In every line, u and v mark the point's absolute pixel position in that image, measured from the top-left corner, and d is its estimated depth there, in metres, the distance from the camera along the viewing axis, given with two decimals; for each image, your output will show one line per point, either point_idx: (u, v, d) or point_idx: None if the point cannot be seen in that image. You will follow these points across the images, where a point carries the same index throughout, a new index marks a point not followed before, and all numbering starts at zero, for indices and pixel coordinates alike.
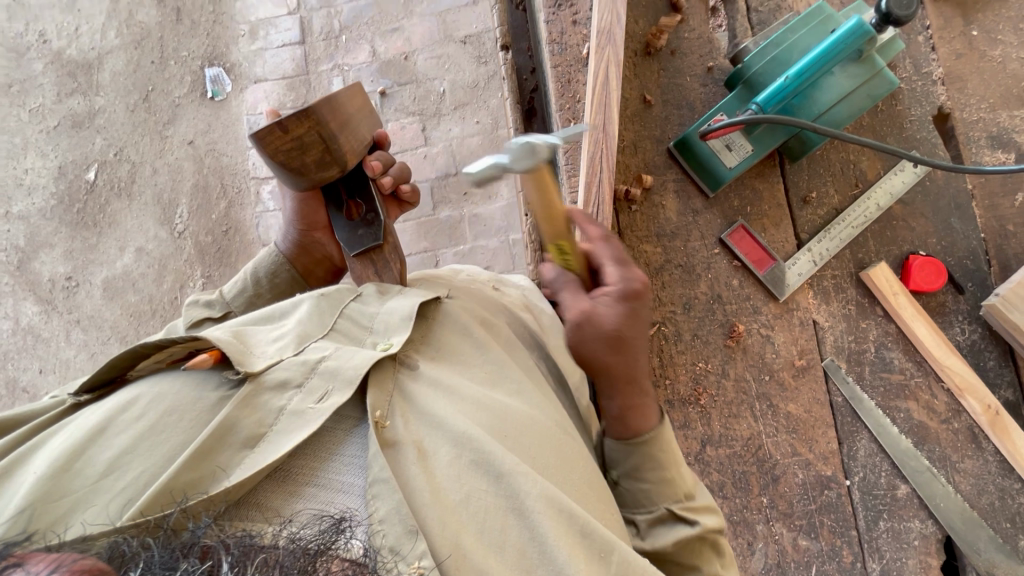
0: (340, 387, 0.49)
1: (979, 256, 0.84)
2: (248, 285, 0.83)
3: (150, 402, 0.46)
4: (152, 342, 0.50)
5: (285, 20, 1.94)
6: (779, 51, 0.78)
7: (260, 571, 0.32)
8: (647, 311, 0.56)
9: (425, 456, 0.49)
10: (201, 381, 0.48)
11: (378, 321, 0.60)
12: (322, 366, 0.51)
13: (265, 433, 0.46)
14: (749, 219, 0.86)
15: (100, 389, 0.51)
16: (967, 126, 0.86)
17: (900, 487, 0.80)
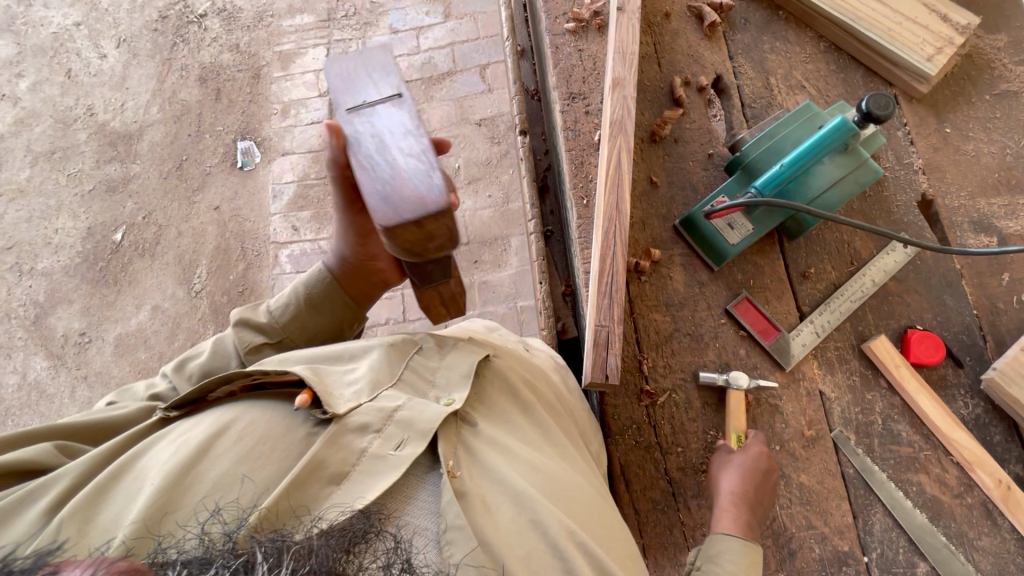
0: (412, 439, 0.62)
1: (974, 332, 0.88)
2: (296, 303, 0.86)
3: (244, 427, 0.60)
4: (242, 371, 0.66)
5: (316, 101, 2.12)
6: (774, 142, 0.87)
7: (293, 561, 0.42)
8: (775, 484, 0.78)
9: (489, 509, 0.60)
10: (291, 414, 0.63)
11: (438, 376, 0.76)
12: (399, 416, 0.65)
13: (347, 471, 0.59)
14: (752, 291, 0.91)
15: (186, 408, 0.67)
16: (950, 211, 0.93)
17: (919, 565, 0.79)
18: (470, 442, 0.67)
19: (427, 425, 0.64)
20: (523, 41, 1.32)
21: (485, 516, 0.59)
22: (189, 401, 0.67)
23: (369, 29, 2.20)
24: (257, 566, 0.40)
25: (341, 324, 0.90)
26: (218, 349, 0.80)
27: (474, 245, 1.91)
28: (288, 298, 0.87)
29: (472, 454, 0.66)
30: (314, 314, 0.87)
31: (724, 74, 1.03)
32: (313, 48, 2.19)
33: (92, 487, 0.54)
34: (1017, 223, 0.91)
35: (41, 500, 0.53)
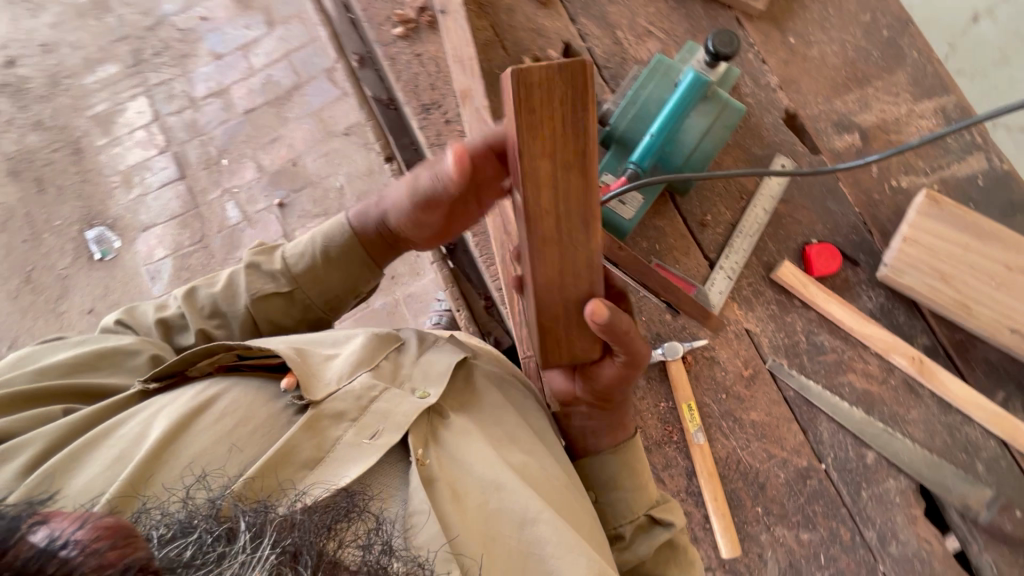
0: (385, 431, 0.68)
1: (861, 228, 0.93)
2: (311, 254, 0.87)
3: (224, 408, 0.65)
4: (223, 346, 0.71)
5: (159, 159, 1.88)
6: (638, 107, 0.84)
7: (279, 530, 0.45)
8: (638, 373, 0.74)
9: (459, 497, 0.65)
10: (273, 394, 0.69)
11: (416, 370, 0.79)
12: (375, 409, 0.70)
13: (321, 456, 0.64)
14: (660, 255, 0.91)
15: (166, 380, 0.70)
16: (814, 119, 0.97)
17: (867, 454, 0.86)
18: (443, 439, 0.71)
19: (402, 418, 0.69)
20: (357, 49, 1.20)
21: (455, 510, 0.63)
22: (168, 373, 0.70)
23: (189, 61, 1.94)
24: (240, 536, 0.43)
25: (356, 281, 0.90)
26: (227, 289, 0.85)
27: (386, 261, 1.83)
28: (305, 247, 0.87)
29: (445, 448, 0.70)
30: (318, 271, 0.87)
31: (571, 41, 0.98)
32: (133, 100, 1.92)
33: (77, 446, 0.59)
34: (871, 114, 0.96)
35: (26, 453, 0.58)
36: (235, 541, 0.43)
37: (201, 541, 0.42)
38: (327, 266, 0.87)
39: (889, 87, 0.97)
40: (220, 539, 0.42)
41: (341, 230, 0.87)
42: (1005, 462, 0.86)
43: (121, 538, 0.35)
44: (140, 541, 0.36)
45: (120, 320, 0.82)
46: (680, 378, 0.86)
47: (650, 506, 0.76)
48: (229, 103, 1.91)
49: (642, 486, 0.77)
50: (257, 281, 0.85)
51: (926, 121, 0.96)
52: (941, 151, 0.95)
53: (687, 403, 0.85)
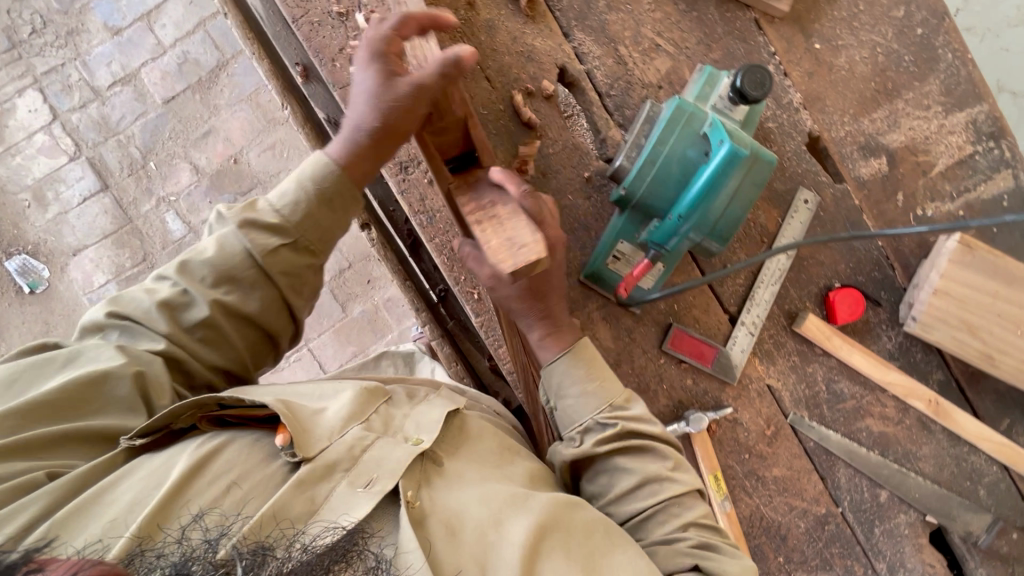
0: (381, 478, 0.56)
1: (883, 264, 0.88)
2: (305, 202, 0.63)
3: (221, 461, 0.54)
4: (200, 400, 0.57)
5: (72, 168, 1.61)
6: (657, 168, 0.72)
7: None
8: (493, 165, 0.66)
9: (454, 533, 0.55)
10: (269, 453, 0.57)
11: (408, 422, 0.66)
12: (369, 455, 0.58)
13: (315, 509, 0.53)
14: (679, 317, 0.85)
15: (152, 435, 0.57)
16: (839, 142, 0.87)
17: (881, 493, 0.89)
18: (436, 481, 0.60)
19: (397, 463, 0.58)
20: (296, 57, 0.92)
21: (448, 549, 0.54)
22: (153, 428, 0.57)
23: (80, 39, 1.59)
24: None
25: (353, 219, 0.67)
26: (222, 254, 0.61)
27: (359, 264, 1.68)
28: (292, 192, 0.64)
29: (440, 487, 0.60)
30: (313, 225, 0.64)
31: (567, 63, 0.82)
32: (21, 96, 1.59)
33: (62, 513, 0.48)
34: (900, 133, 0.87)
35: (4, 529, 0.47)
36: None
37: None
38: (316, 222, 0.64)
39: (920, 99, 0.87)
40: None
41: (324, 163, 0.63)
42: (1004, 485, 0.90)
43: None
44: None
45: (112, 313, 0.61)
46: (707, 451, 0.83)
47: (599, 413, 0.68)
48: (142, 90, 1.61)
49: (589, 392, 0.69)
50: (260, 242, 0.62)
51: (956, 137, 0.88)
52: (969, 171, 0.88)
53: (712, 476, 0.83)
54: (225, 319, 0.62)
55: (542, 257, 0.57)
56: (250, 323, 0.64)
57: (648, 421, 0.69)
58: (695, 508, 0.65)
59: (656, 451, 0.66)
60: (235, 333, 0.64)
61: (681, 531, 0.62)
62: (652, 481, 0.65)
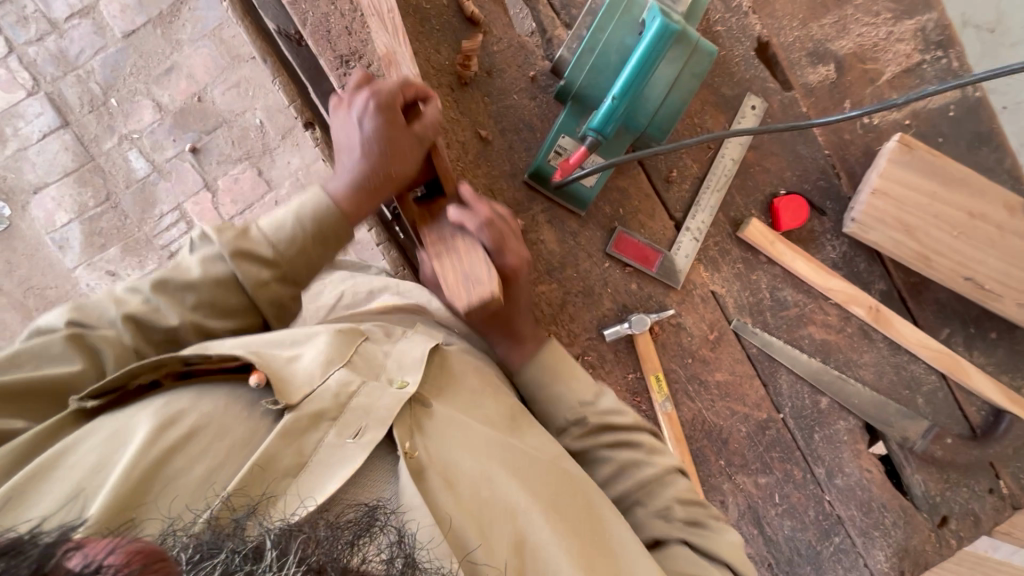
0: (371, 425, 0.55)
1: (829, 173, 0.88)
2: (300, 237, 0.64)
3: (195, 420, 0.51)
4: (176, 357, 0.53)
5: (30, 104, 1.57)
6: (596, 56, 0.72)
7: (304, 542, 0.38)
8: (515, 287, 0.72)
9: (451, 482, 0.55)
10: (247, 402, 0.54)
11: (389, 359, 0.64)
12: (357, 402, 0.56)
13: (303, 462, 0.51)
14: (625, 221, 0.85)
15: (106, 397, 0.53)
16: (787, 49, 0.86)
17: (822, 400, 0.90)
18: (428, 424, 0.60)
19: (387, 413, 0.56)
20: None
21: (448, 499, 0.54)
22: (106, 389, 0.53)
23: None
24: (266, 554, 0.36)
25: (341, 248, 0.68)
26: (208, 280, 0.61)
27: None
28: (287, 224, 0.63)
29: (434, 433, 0.59)
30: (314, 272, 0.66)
31: None
32: None
33: (16, 482, 0.44)
34: (849, 39, 0.87)
35: None
36: (263, 560, 0.36)
37: (226, 559, 0.35)
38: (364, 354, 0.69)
39: (869, 5, 0.86)
40: (246, 558, 0.36)
41: (319, 199, 0.65)
42: (942, 393, 0.92)
43: (151, 562, 0.32)
44: (169, 560, 0.34)
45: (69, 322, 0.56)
46: (648, 352, 0.85)
47: (570, 412, 0.71)
48: (101, 24, 1.57)
49: (556, 389, 0.72)
50: (249, 271, 0.62)
51: (905, 45, 0.87)
52: (917, 80, 0.88)
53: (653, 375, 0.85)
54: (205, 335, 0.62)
55: (492, 294, 0.63)
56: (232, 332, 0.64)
57: (620, 412, 0.71)
58: (675, 485, 0.67)
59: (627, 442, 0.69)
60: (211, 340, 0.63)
61: (666, 511, 0.65)
62: (630, 469, 0.68)
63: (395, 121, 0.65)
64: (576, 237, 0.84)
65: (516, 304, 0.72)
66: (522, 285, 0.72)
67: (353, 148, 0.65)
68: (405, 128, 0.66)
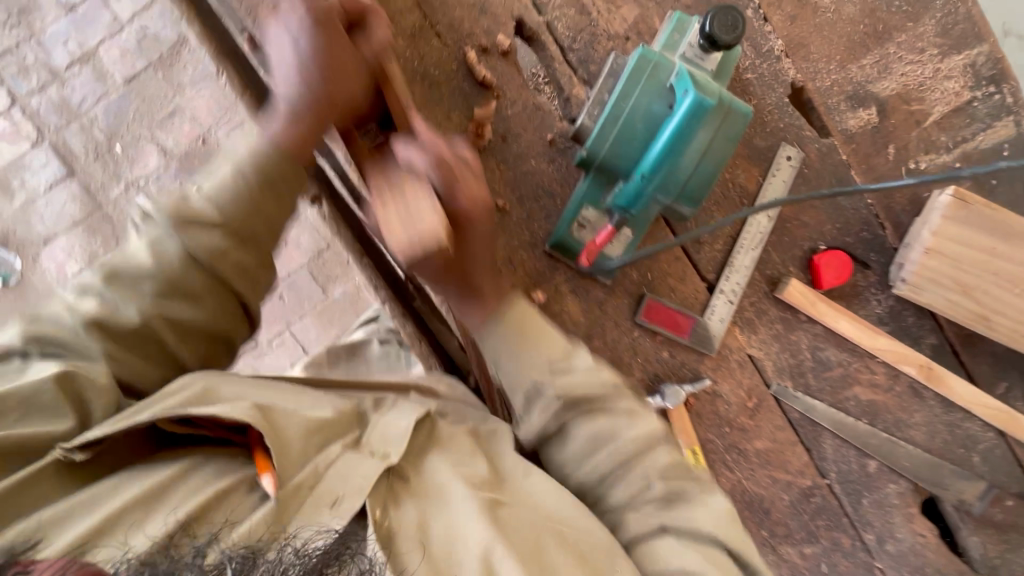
0: (347, 495, 0.53)
1: (873, 223, 0.82)
2: (241, 188, 0.57)
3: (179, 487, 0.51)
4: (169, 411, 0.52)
5: (36, 154, 1.55)
6: (620, 126, 0.67)
7: None
8: (478, 229, 0.60)
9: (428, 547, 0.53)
10: (227, 468, 0.54)
11: (377, 428, 0.61)
12: (332, 472, 0.55)
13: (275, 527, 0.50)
14: (653, 286, 0.80)
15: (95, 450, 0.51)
16: (824, 93, 0.80)
17: (869, 463, 0.85)
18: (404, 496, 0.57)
19: (366, 480, 0.54)
20: None
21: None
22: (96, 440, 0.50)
23: (33, 17, 1.52)
24: None
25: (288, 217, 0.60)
26: (160, 261, 0.55)
27: None
28: (229, 176, 0.57)
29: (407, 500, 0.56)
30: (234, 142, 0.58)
31: (525, 15, 0.75)
32: None
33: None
34: (892, 80, 0.81)
35: None
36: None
37: None
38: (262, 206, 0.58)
39: (912, 42, 0.80)
40: None
41: (257, 143, 0.58)
42: (1000, 451, 0.86)
43: None
44: None
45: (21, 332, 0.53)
46: (684, 423, 0.80)
47: (539, 373, 0.61)
48: (103, 70, 1.54)
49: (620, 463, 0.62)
50: (200, 238, 0.55)
51: (954, 82, 0.81)
52: (967, 119, 0.81)
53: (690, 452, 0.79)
54: (163, 302, 0.55)
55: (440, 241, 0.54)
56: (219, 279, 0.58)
57: (581, 369, 0.62)
58: (655, 464, 0.61)
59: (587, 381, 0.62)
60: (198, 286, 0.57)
61: None
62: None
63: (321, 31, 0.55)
64: (603, 306, 0.79)
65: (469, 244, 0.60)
66: (481, 233, 0.60)
67: (285, 66, 0.56)
68: (352, 93, 0.58)
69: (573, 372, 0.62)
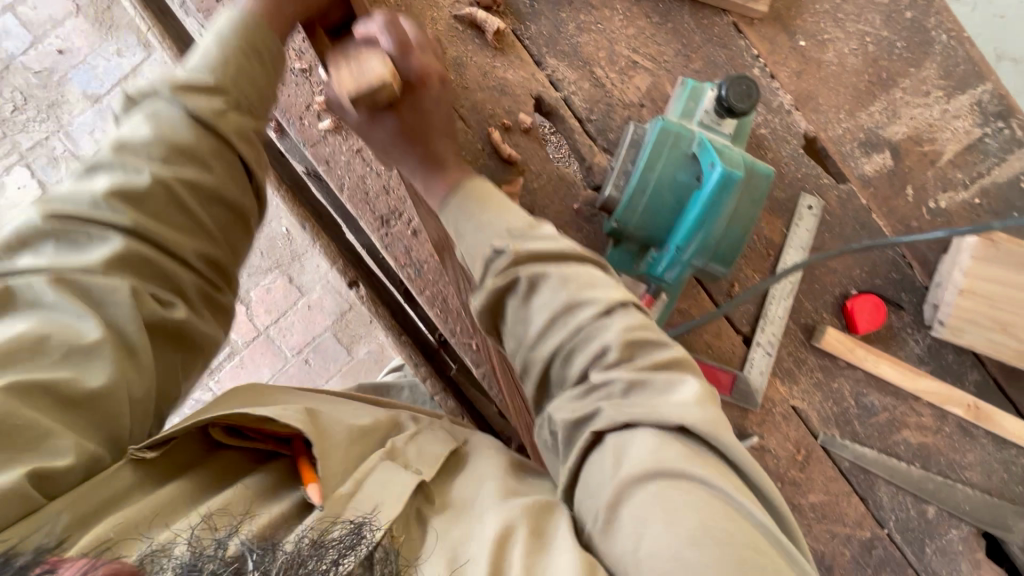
0: (386, 503, 0.49)
1: (900, 264, 0.83)
2: (227, 56, 0.52)
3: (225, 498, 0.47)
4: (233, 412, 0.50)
5: None
6: (649, 197, 0.68)
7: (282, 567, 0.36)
8: (440, 114, 0.65)
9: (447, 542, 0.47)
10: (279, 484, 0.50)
11: (410, 450, 0.57)
12: (374, 478, 0.51)
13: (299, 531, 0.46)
14: (690, 344, 0.80)
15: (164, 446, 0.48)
16: (837, 141, 0.82)
17: (928, 509, 0.82)
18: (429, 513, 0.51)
19: (404, 489, 0.51)
20: None
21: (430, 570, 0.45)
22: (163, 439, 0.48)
23: (61, 111, 1.59)
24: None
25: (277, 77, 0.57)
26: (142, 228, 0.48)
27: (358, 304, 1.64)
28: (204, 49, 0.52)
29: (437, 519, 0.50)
30: (243, 82, 0.52)
31: (542, 93, 0.78)
32: (7, 173, 1.58)
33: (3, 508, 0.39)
34: (902, 124, 0.82)
35: None
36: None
37: None
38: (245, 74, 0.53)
39: (918, 85, 0.82)
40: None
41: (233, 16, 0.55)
42: None
43: None
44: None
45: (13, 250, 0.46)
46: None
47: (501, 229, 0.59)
48: None
49: None
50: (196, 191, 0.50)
51: (962, 122, 0.82)
52: (979, 155, 0.83)
53: None
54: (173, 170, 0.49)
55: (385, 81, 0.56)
56: (233, 214, 0.54)
57: (552, 238, 0.58)
58: (703, 416, 0.48)
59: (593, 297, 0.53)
60: (206, 214, 0.52)
61: None
62: None
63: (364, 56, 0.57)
64: None
65: (427, 114, 0.64)
66: (433, 95, 0.64)
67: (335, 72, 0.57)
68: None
69: (578, 316, 0.53)
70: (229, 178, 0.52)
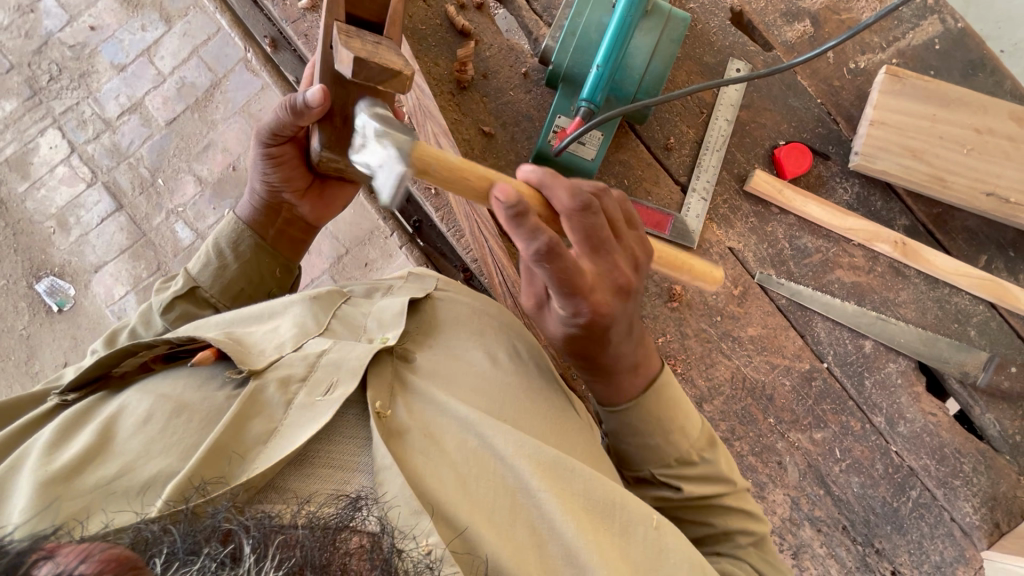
0: (343, 380, 0.51)
1: (826, 120, 0.90)
2: (216, 261, 0.73)
3: (150, 404, 0.48)
4: (144, 343, 0.53)
5: (90, 194, 1.75)
6: (578, 38, 0.80)
7: (282, 551, 0.32)
8: (616, 306, 0.54)
9: (437, 444, 0.51)
10: (208, 377, 0.52)
11: (371, 320, 0.63)
12: (325, 360, 0.53)
13: (274, 429, 0.47)
14: (631, 191, 0.88)
15: (88, 387, 0.54)
16: (760, 13, 0.92)
17: (865, 344, 0.87)
18: (412, 380, 0.56)
19: (357, 362, 0.53)
20: (265, 30, 1.02)
21: (429, 459, 0.49)
22: (89, 379, 0.54)
23: (90, 79, 1.77)
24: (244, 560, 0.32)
25: (267, 285, 0.76)
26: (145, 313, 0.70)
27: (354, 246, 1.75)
28: (207, 255, 0.73)
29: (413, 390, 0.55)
30: (252, 271, 0.74)
31: None
32: (42, 134, 1.76)
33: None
34: None
35: None
36: (239, 567, 0.31)
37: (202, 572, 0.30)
38: (247, 269, 0.73)
39: None
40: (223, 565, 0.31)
41: (230, 221, 0.75)
42: (995, 323, 0.87)
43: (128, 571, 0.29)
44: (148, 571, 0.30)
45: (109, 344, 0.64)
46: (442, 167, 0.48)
47: (662, 465, 0.63)
48: (147, 117, 1.77)
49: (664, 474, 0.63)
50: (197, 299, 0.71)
51: None
52: (896, 21, 0.91)
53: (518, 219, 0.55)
54: (214, 280, 0.72)
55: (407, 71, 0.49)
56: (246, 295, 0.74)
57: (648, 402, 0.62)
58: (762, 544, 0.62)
59: (742, 528, 0.61)
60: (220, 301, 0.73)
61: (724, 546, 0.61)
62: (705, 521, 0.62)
63: (382, 47, 0.51)
64: None
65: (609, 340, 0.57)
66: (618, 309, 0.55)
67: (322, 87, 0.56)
68: None
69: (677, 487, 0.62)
70: (244, 275, 0.74)
